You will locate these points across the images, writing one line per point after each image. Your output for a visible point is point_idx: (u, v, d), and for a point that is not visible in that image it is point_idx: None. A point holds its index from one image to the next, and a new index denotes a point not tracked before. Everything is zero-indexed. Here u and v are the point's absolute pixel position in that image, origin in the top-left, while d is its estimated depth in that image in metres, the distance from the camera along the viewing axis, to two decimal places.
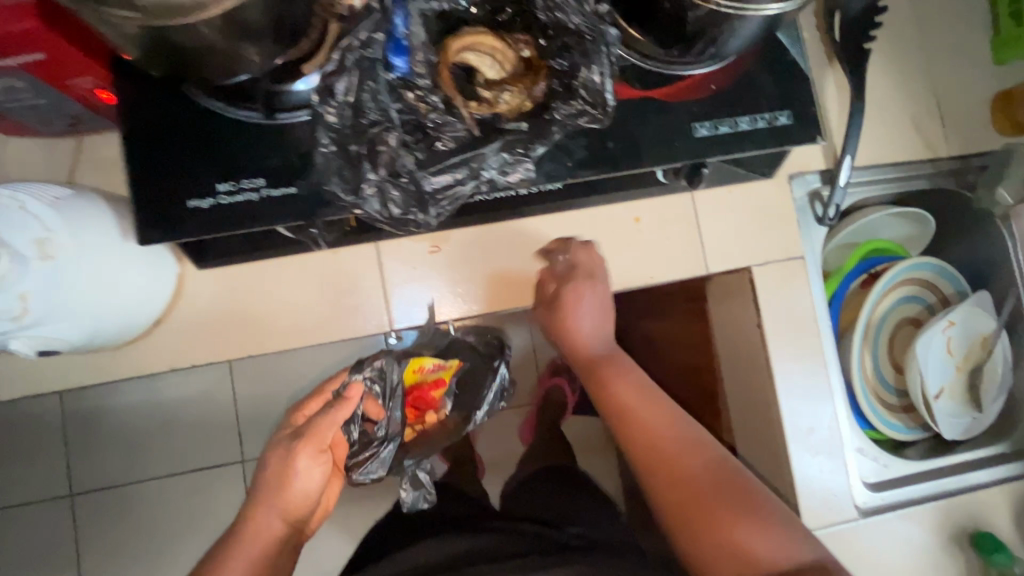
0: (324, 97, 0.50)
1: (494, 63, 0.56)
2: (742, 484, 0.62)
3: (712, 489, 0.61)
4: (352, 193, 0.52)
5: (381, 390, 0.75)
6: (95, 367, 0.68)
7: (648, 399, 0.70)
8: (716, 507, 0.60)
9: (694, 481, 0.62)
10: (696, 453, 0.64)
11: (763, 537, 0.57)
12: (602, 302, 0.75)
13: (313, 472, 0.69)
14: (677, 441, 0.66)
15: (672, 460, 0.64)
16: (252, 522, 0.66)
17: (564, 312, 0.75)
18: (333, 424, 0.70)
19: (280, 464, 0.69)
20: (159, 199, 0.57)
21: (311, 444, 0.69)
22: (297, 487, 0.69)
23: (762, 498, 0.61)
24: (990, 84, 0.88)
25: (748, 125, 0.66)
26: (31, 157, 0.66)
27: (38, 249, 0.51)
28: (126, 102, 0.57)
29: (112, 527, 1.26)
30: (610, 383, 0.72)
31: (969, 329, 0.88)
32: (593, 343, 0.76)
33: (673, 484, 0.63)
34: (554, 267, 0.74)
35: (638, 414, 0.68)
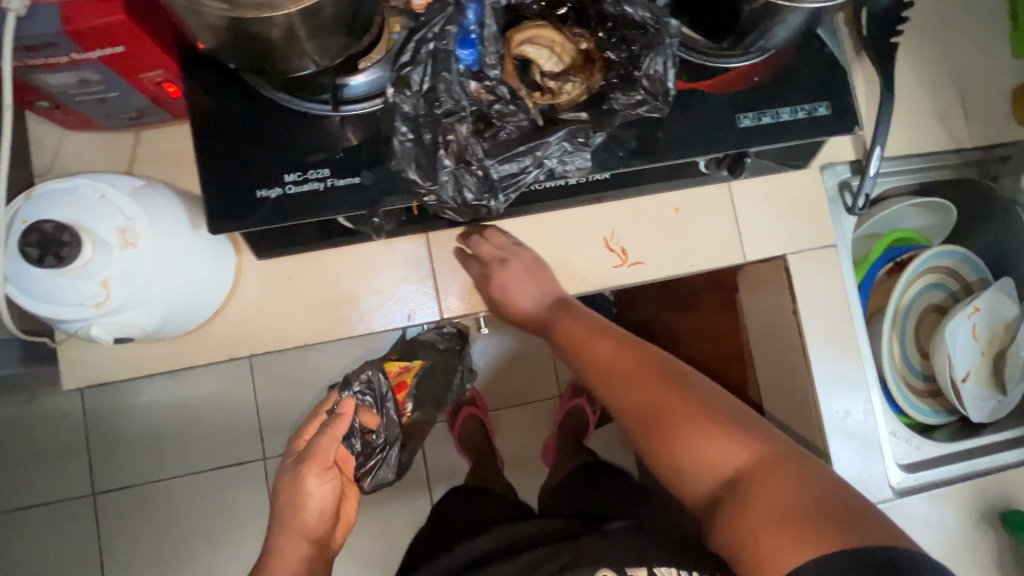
0: (400, 88, 0.52)
1: (552, 55, 0.57)
2: (694, 394, 0.65)
3: (665, 406, 0.64)
4: (428, 179, 0.55)
5: (372, 400, 0.82)
6: (151, 358, 0.68)
7: (594, 330, 0.74)
8: (674, 423, 0.63)
9: (651, 398, 0.65)
10: (646, 375, 0.67)
11: (721, 442, 0.61)
12: (531, 270, 0.76)
13: (320, 493, 0.65)
14: (629, 367, 0.68)
15: (627, 386, 0.67)
16: (276, 551, 0.65)
17: (503, 298, 0.77)
18: (332, 440, 0.68)
19: (291, 489, 0.65)
20: (230, 190, 0.58)
21: (314, 464, 0.65)
22: (311, 507, 0.65)
23: (715, 404, 0.64)
24: (1010, 77, 0.91)
25: (789, 115, 0.68)
26: (91, 151, 0.68)
27: (120, 236, 0.52)
28: (196, 95, 0.58)
29: (139, 524, 1.27)
30: (563, 330, 0.75)
31: (992, 315, 0.91)
32: (538, 302, 0.78)
33: (629, 410, 0.67)
34: (476, 266, 0.76)
35: (589, 349, 0.72)
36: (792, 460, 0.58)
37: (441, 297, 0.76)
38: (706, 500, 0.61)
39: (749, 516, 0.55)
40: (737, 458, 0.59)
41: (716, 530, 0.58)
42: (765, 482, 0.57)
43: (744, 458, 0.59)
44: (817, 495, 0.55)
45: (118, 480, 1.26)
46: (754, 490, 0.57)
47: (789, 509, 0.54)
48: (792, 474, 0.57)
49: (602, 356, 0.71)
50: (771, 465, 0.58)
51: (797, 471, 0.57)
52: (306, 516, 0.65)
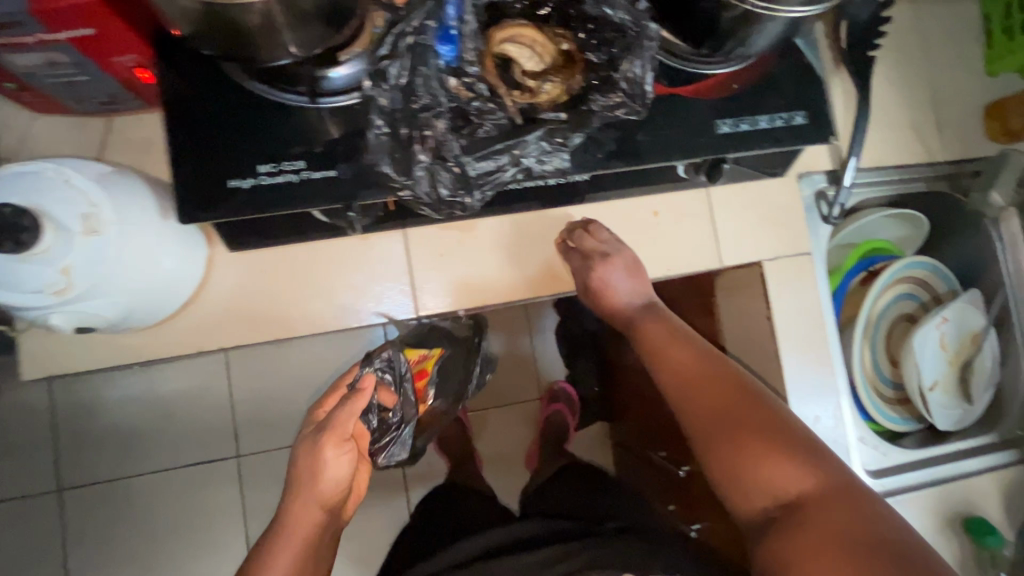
0: (377, 81, 0.52)
1: (534, 55, 0.58)
2: (772, 416, 0.62)
3: (738, 420, 0.62)
4: (402, 174, 0.54)
5: (392, 378, 0.81)
6: (117, 349, 0.67)
7: (676, 336, 0.71)
8: (742, 439, 0.61)
9: (723, 411, 0.63)
10: (721, 387, 0.65)
11: (791, 467, 0.59)
12: (631, 267, 0.75)
13: (337, 465, 0.68)
14: (705, 379, 0.66)
15: (699, 394, 0.65)
16: (286, 520, 0.65)
17: (598, 293, 0.76)
18: (352, 414, 0.70)
19: (309, 458, 0.68)
20: (201, 180, 0.57)
21: (333, 436, 0.68)
22: (328, 476, 0.68)
23: (786, 428, 0.61)
24: (983, 94, 0.93)
25: (766, 123, 0.69)
26: (60, 135, 0.66)
27: (83, 223, 0.51)
28: (167, 81, 0.57)
29: (105, 522, 1.24)
30: (642, 330, 0.74)
31: (961, 325, 0.94)
32: (627, 296, 0.77)
33: (694, 418, 0.65)
34: (570, 259, 0.76)
35: (664, 351, 0.70)
36: (863, 496, 0.56)
37: (417, 296, 0.74)
38: (758, 522, 0.59)
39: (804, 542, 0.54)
40: (805, 488, 0.57)
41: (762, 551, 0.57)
42: (828, 514, 0.55)
43: (811, 488, 0.57)
44: (883, 538, 0.52)
45: (84, 477, 1.23)
46: (814, 521, 0.55)
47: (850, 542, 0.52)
48: (864, 515, 0.54)
49: (679, 361, 0.69)
50: (839, 502, 0.56)
51: (864, 511, 0.55)
52: (322, 484, 0.67)
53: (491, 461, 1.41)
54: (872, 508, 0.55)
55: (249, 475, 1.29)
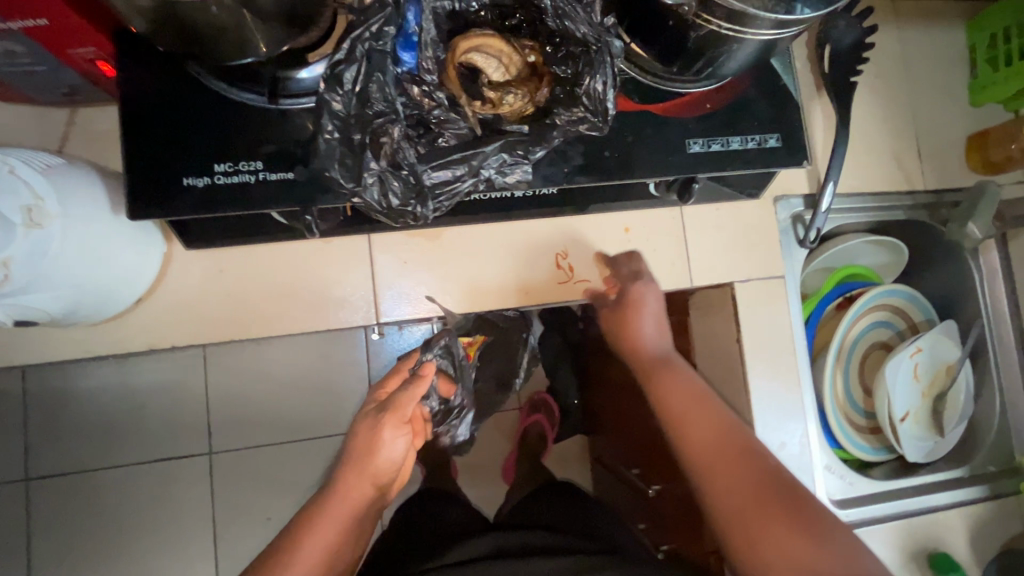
0: (332, 85, 0.52)
1: (500, 66, 0.55)
2: (797, 498, 0.59)
3: (763, 503, 0.59)
4: (353, 180, 0.53)
5: (450, 365, 0.83)
6: (68, 342, 0.66)
7: (697, 399, 0.68)
8: (766, 521, 0.58)
9: (744, 490, 0.61)
10: (746, 465, 0.62)
11: (816, 551, 0.55)
12: (659, 301, 0.77)
13: (392, 448, 0.67)
14: (728, 453, 0.63)
15: (718, 466, 0.63)
16: (334, 491, 0.65)
17: (628, 310, 0.76)
18: (413, 397, 0.68)
19: (367, 434, 0.67)
20: (155, 175, 0.56)
21: (393, 417, 0.67)
22: (382, 456, 0.66)
23: (814, 511, 0.58)
24: (966, 125, 0.93)
25: (739, 144, 0.68)
26: (23, 124, 0.65)
27: (26, 215, 0.50)
28: (125, 75, 0.57)
29: (67, 516, 1.21)
30: (660, 384, 0.71)
31: (934, 356, 0.93)
32: (653, 346, 0.76)
33: (717, 496, 0.62)
34: (617, 272, 0.78)
35: (686, 417, 0.67)
36: None
37: (380, 304, 0.73)
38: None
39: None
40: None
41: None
42: None
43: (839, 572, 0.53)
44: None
45: (47, 471, 1.20)
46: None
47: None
48: None
49: (698, 427, 0.66)
50: None
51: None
52: (376, 464, 0.66)
53: (468, 471, 1.40)
54: None
55: (220, 473, 1.27)
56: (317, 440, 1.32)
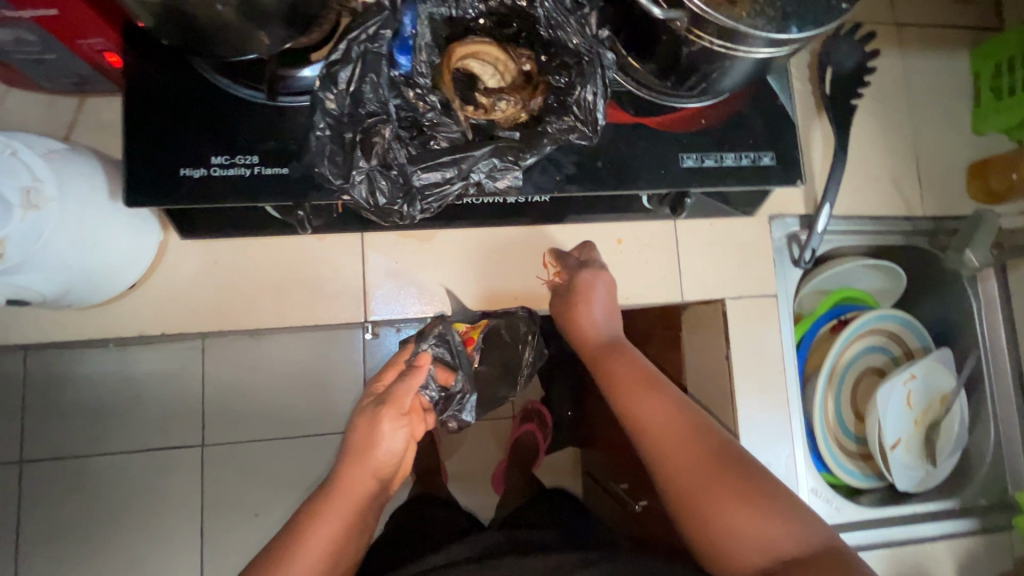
0: (326, 84, 0.53)
1: (496, 73, 0.57)
2: (749, 470, 0.60)
3: (714, 476, 0.60)
4: (341, 177, 0.55)
5: (448, 355, 0.78)
6: (63, 324, 0.67)
7: (646, 382, 0.68)
8: (716, 493, 0.59)
9: (695, 467, 0.61)
10: (698, 444, 0.62)
11: (772, 524, 0.56)
12: (610, 288, 0.74)
13: (389, 441, 0.65)
14: (676, 432, 0.64)
15: (671, 450, 0.63)
16: (335, 488, 0.64)
17: (577, 301, 0.74)
18: (411, 389, 0.68)
19: (365, 429, 0.66)
20: (153, 165, 0.58)
21: (391, 410, 0.66)
22: (382, 450, 0.65)
23: (759, 474, 0.60)
24: (968, 152, 0.92)
25: (733, 161, 0.69)
26: (32, 111, 0.67)
27: (24, 197, 0.51)
28: (131, 67, 0.59)
29: (56, 501, 1.21)
30: (609, 370, 0.71)
31: (929, 384, 0.92)
32: (601, 330, 0.76)
33: (670, 476, 0.62)
34: (565, 261, 0.76)
35: (635, 402, 0.67)
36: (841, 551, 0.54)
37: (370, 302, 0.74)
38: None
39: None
40: (792, 546, 0.55)
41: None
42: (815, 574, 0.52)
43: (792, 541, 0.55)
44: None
45: (39, 456, 1.21)
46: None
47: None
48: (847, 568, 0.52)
49: (649, 410, 0.66)
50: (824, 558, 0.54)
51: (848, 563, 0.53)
52: (375, 457, 0.65)
53: (458, 477, 1.39)
54: (849, 556, 0.54)
55: (211, 466, 1.28)
56: (309, 439, 1.32)
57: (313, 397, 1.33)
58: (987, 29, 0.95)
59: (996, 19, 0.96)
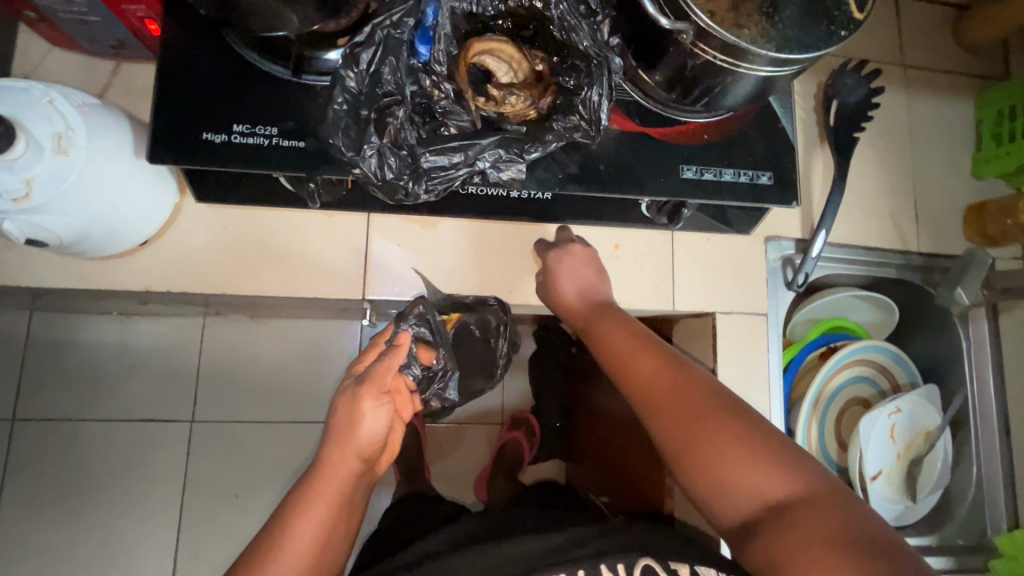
0: (348, 63, 0.56)
1: (510, 70, 0.60)
2: (743, 419, 0.57)
3: (709, 420, 0.57)
4: (353, 150, 0.57)
5: (429, 332, 0.77)
6: (74, 274, 0.70)
7: (638, 342, 0.66)
8: (708, 442, 0.55)
9: (690, 414, 0.58)
10: (693, 396, 0.59)
11: (768, 472, 0.53)
12: (588, 261, 0.75)
13: (371, 418, 0.64)
14: (669, 386, 0.61)
15: (665, 404, 0.60)
16: (320, 475, 0.61)
17: (553, 280, 0.75)
18: (391, 368, 0.69)
19: (347, 408, 0.65)
20: (178, 127, 0.61)
21: (371, 389, 0.65)
22: (365, 430, 0.64)
23: (754, 421, 0.56)
24: (967, 195, 0.94)
25: (731, 176, 0.71)
26: (70, 70, 0.71)
27: (54, 142, 0.54)
28: (168, 34, 0.62)
29: (41, 461, 1.22)
30: (605, 333, 0.69)
31: (914, 420, 0.93)
32: (593, 296, 0.74)
33: (664, 426, 0.59)
34: (539, 249, 0.79)
35: (630, 360, 0.64)
36: (841, 497, 0.51)
37: (369, 283, 0.76)
38: (737, 530, 0.54)
39: (787, 544, 0.49)
40: (787, 493, 0.52)
41: (747, 555, 0.51)
42: (816, 520, 0.49)
43: (788, 487, 0.52)
44: (866, 533, 0.48)
45: (31, 415, 1.22)
46: (799, 523, 0.49)
47: (838, 541, 0.47)
48: (846, 513, 0.49)
49: (643, 367, 0.63)
50: (823, 503, 0.51)
51: (850, 509, 0.50)
52: (358, 435, 0.63)
53: (440, 480, 1.38)
54: (847, 498, 0.51)
55: (198, 442, 1.29)
56: (297, 423, 1.33)
57: (305, 380, 1.34)
58: (992, 79, 0.98)
59: (1003, 70, 0.99)
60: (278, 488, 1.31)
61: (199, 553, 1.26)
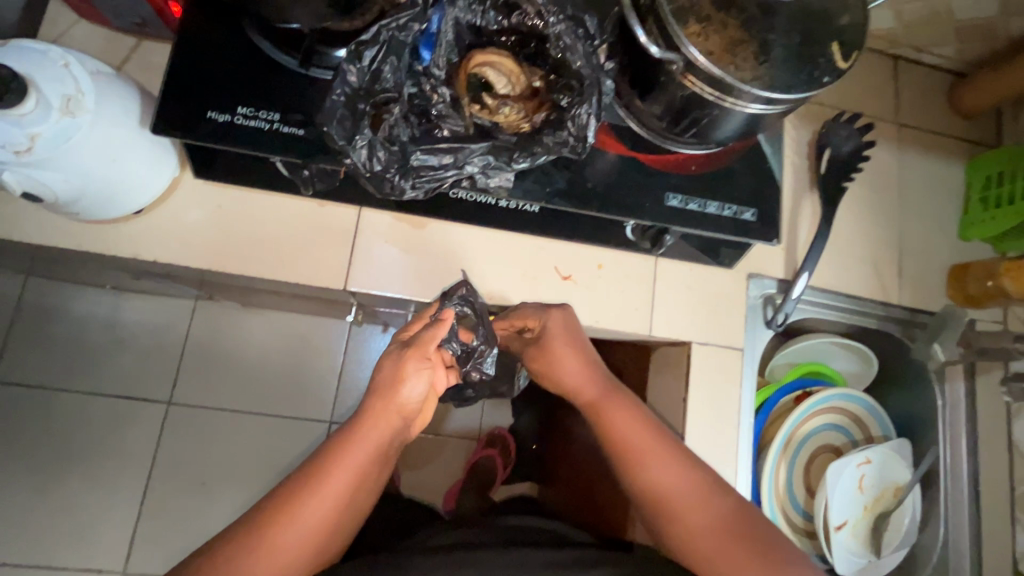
0: (352, 59, 0.59)
1: (508, 83, 0.62)
2: (752, 529, 0.60)
3: (725, 540, 0.60)
4: (346, 139, 0.59)
5: (472, 314, 0.74)
6: (68, 236, 0.71)
7: (648, 433, 0.67)
8: (719, 553, 0.60)
9: (709, 531, 0.61)
10: (704, 504, 0.62)
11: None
12: (569, 339, 0.75)
13: (414, 382, 0.64)
14: (680, 492, 0.63)
15: (680, 511, 0.62)
16: (358, 429, 0.62)
17: (555, 355, 0.75)
18: (436, 338, 0.66)
19: (389, 368, 0.65)
20: (185, 104, 0.63)
21: (417, 352, 0.65)
22: (403, 393, 0.64)
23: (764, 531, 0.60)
24: (951, 254, 0.96)
25: (714, 209, 0.73)
26: (92, 42, 0.74)
27: (63, 102, 0.57)
28: (190, 18, 0.66)
29: (11, 426, 1.22)
30: (607, 423, 0.69)
31: (883, 472, 0.93)
32: (586, 380, 0.73)
33: (677, 535, 0.62)
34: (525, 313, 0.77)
35: (642, 462, 0.65)
36: None
37: (352, 275, 0.78)
38: None
39: None
40: None
41: None
42: None
43: None
44: None
45: (10, 379, 1.23)
46: None
47: None
48: None
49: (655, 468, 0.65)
50: None
51: None
52: (400, 395, 0.63)
53: (410, 488, 1.36)
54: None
55: (172, 424, 1.27)
56: (272, 416, 1.32)
57: (286, 373, 1.34)
58: (984, 145, 1.01)
59: (994, 138, 1.02)
60: (245, 480, 1.29)
61: (158, 538, 1.24)
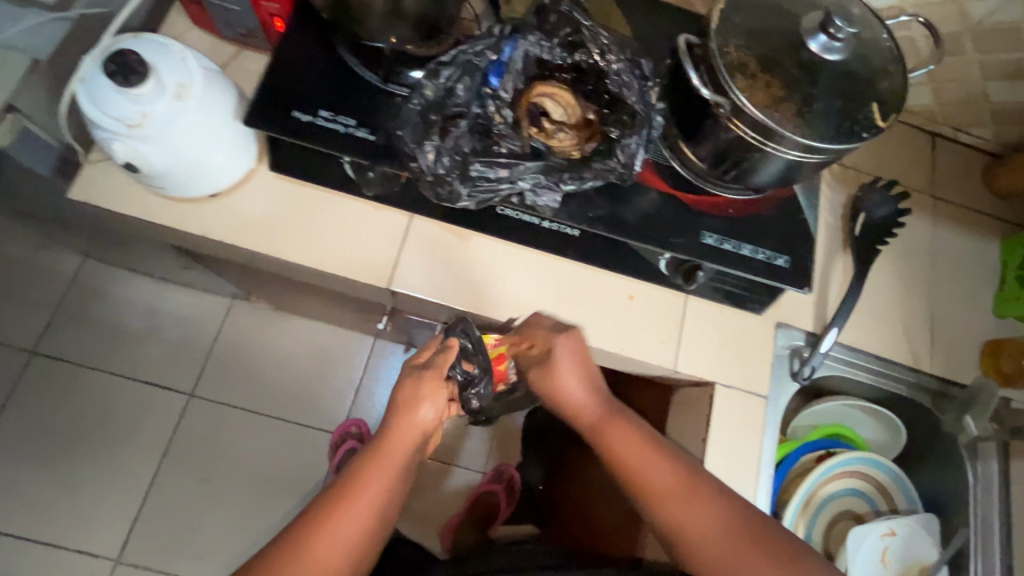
0: (430, 77, 0.66)
1: (564, 112, 0.70)
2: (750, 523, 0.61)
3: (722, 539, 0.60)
4: (415, 143, 0.65)
5: (471, 346, 0.75)
6: (144, 211, 0.78)
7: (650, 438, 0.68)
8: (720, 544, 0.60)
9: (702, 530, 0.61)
10: (704, 501, 0.62)
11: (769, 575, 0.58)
12: (577, 359, 0.72)
13: (430, 404, 0.67)
14: (683, 486, 0.63)
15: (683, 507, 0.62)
16: (384, 448, 0.64)
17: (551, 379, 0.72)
18: (446, 362, 0.71)
19: (408, 393, 0.68)
20: (274, 102, 0.71)
21: (434, 378, 0.69)
22: (421, 416, 0.66)
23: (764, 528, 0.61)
24: (986, 330, 0.95)
25: (748, 251, 0.75)
26: (200, 46, 0.84)
27: (176, 88, 0.65)
28: (291, 30, 0.76)
29: (42, 397, 1.27)
30: (606, 433, 0.69)
31: (909, 546, 0.90)
32: (594, 394, 0.72)
33: (680, 528, 0.62)
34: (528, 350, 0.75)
35: (646, 461, 0.65)
36: None
37: (396, 274, 0.82)
38: None
39: None
40: None
41: None
42: None
43: None
44: None
45: (51, 353, 1.29)
46: None
47: None
48: None
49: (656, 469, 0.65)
50: None
51: None
52: (416, 416, 0.66)
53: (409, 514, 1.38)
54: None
55: (190, 415, 1.30)
56: (284, 420, 1.33)
57: (307, 377, 1.36)
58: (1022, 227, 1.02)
59: None
60: (247, 482, 1.29)
61: (155, 528, 1.24)
